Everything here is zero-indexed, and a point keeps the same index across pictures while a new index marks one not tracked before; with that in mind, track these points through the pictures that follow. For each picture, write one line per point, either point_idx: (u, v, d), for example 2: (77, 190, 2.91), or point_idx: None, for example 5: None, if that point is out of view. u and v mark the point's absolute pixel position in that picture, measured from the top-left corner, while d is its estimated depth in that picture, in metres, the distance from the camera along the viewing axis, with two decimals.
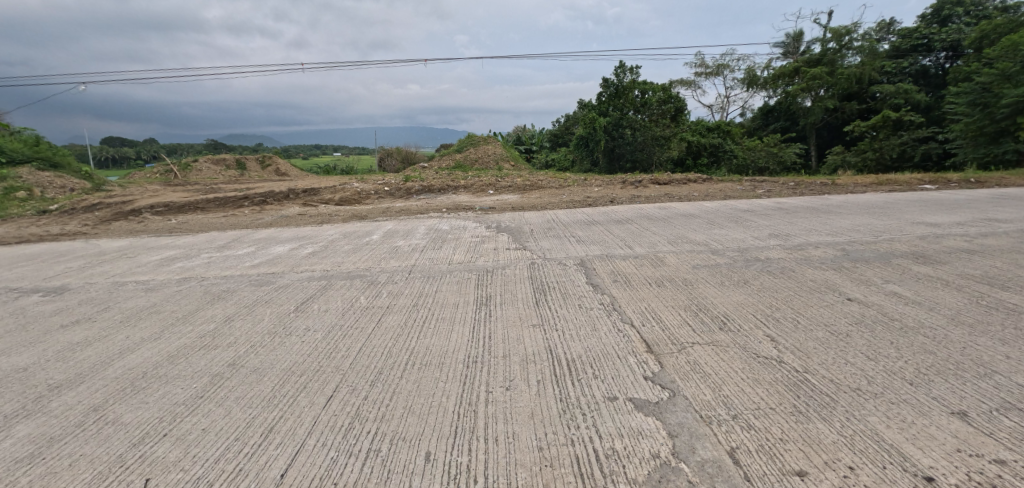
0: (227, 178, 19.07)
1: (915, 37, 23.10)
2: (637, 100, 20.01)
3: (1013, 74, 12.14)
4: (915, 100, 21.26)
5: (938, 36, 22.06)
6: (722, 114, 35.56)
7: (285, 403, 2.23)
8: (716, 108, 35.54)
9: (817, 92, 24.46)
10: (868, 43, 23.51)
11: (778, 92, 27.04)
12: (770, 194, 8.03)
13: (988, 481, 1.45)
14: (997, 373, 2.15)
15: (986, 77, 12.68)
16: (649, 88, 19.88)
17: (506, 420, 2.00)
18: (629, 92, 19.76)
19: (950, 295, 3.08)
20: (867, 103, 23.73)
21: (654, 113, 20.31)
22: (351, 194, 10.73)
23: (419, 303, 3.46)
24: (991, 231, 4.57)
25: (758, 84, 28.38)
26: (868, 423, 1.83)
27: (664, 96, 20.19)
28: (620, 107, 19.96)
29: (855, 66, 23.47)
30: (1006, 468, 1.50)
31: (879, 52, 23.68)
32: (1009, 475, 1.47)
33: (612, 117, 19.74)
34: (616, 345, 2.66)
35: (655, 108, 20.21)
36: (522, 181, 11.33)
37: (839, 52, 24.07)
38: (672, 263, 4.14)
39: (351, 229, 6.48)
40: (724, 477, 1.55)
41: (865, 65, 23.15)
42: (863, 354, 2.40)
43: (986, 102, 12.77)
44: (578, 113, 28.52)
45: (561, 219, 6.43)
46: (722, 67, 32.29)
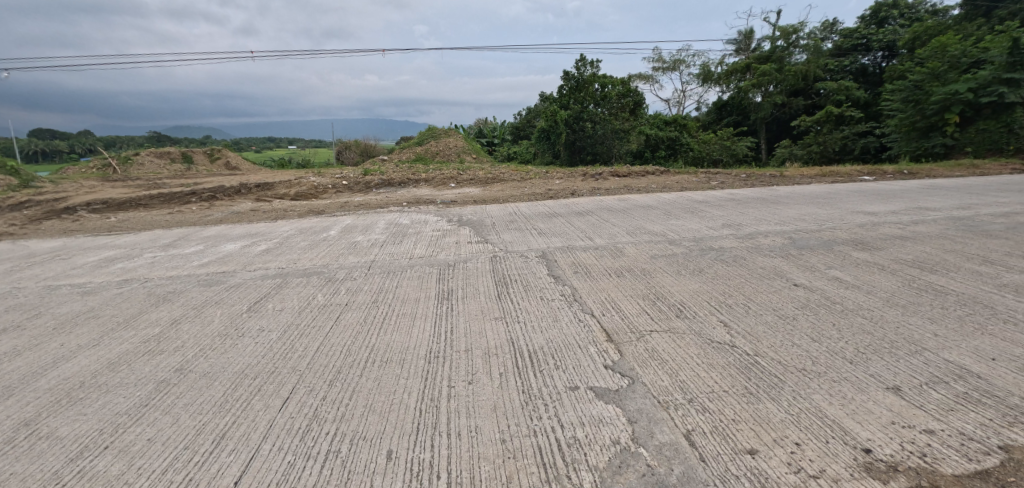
0: (172, 172, 18.02)
1: (856, 37, 24.31)
2: (597, 94, 20.38)
3: (941, 73, 13.25)
4: (856, 96, 22.38)
5: (876, 37, 23.40)
6: (679, 109, 36.73)
7: (238, 407, 2.12)
8: (673, 102, 36.48)
9: (767, 88, 25.65)
10: (813, 42, 24.86)
11: (731, 89, 28.23)
12: (723, 185, 8.36)
13: (919, 450, 1.68)
14: (926, 349, 2.35)
15: (919, 76, 13.76)
16: (610, 82, 20.33)
17: (468, 413, 1.99)
18: (589, 86, 20.19)
19: (886, 279, 3.29)
20: (813, 99, 25.13)
21: (615, 107, 20.53)
22: (308, 188, 10.31)
23: (379, 299, 3.36)
24: (921, 218, 4.91)
25: (712, 80, 29.51)
26: (814, 401, 1.99)
27: (624, 89, 20.48)
28: (581, 100, 20.26)
29: (801, 64, 24.84)
30: (934, 437, 1.74)
31: (822, 51, 25.04)
32: (937, 443, 1.71)
33: (573, 110, 19.99)
34: (577, 335, 2.67)
35: (615, 102, 20.61)
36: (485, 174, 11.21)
37: (786, 50, 25.47)
38: (632, 253, 4.23)
39: (308, 224, 6.25)
40: (680, 460, 1.66)
41: (810, 63, 24.59)
42: (808, 336, 2.53)
43: (918, 99, 13.80)
44: (540, 106, 28.60)
45: (523, 212, 6.44)
46: (679, 63, 33.27)
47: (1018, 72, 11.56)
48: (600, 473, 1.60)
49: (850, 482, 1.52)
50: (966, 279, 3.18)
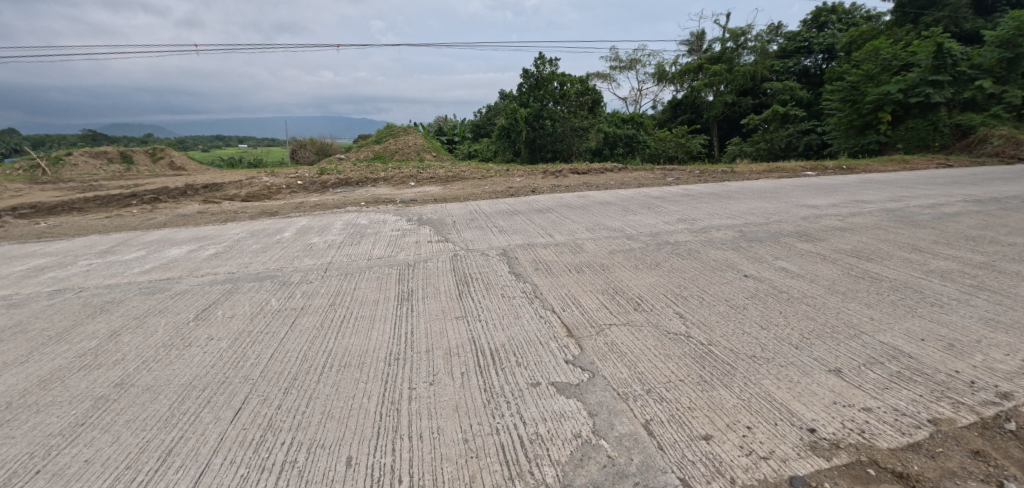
0: (110, 174, 16.79)
1: (799, 39, 25.58)
2: (557, 92, 20.79)
3: (875, 75, 14.36)
4: (799, 96, 23.86)
5: (818, 40, 24.70)
6: (636, 108, 37.74)
7: (186, 421, 2.00)
8: (631, 101, 37.41)
9: (718, 88, 27.02)
10: (760, 44, 26.17)
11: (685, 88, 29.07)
12: (678, 181, 8.66)
13: (857, 427, 1.81)
14: (863, 332, 2.52)
15: (856, 77, 14.83)
16: (569, 80, 20.78)
17: (430, 415, 1.95)
18: (548, 84, 20.49)
19: (827, 268, 3.50)
20: (760, 99, 26.49)
21: (574, 105, 21.10)
22: (260, 189, 9.86)
23: (337, 302, 3.26)
24: (858, 211, 5.26)
25: (667, 79, 30.54)
26: (763, 386, 2.09)
27: (582, 88, 21.08)
28: (541, 98, 20.59)
29: (750, 65, 26.14)
30: (870, 415, 1.88)
31: (769, 53, 26.34)
32: (873, 421, 1.84)
33: (532, 108, 20.08)
34: (538, 331, 2.69)
35: (574, 100, 21.10)
36: (445, 172, 11.17)
37: (736, 51, 26.72)
38: (591, 249, 4.30)
39: (261, 226, 5.99)
40: (640, 449, 1.70)
41: (758, 64, 25.90)
42: (758, 324, 2.66)
43: (855, 99, 14.82)
44: (500, 104, 28.69)
45: (483, 210, 6.43)
46: (636, 62, 34.18)
47: (941, 75, 12.80)
48: (562, 467, 1.62)
49: (797, 461, 1.63)
50: (898, 266, 3.43)
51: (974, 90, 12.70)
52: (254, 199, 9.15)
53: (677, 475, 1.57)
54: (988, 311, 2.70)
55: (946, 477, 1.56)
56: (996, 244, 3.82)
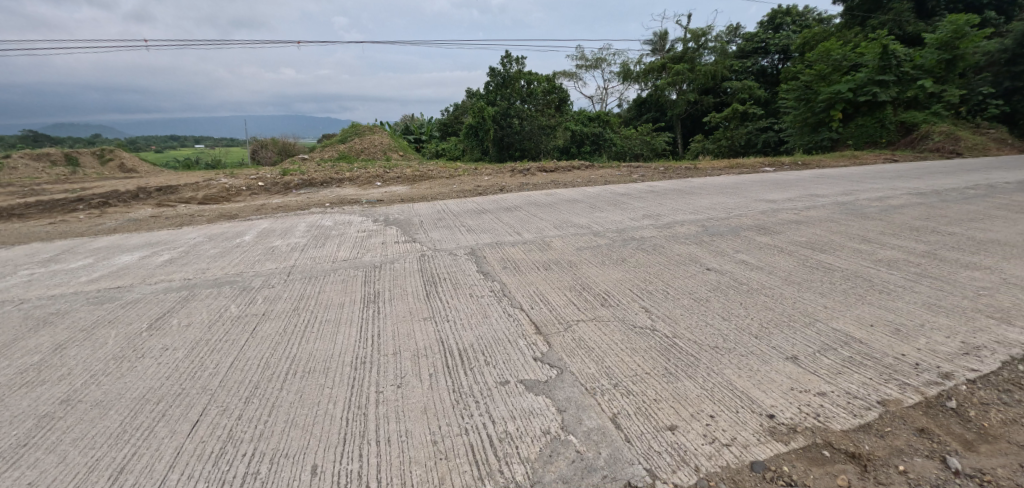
0: (53, 177, 15.76)
1: (756, 40, 26.50)
2: (524, 91, 20.91)
3: (826, 74, 14.94)
4: (757, 95, 24.86)
5: (773, 41, 25.60)
6: (602, 106, 38.37)
7: (139, 436, 1.89)
8: (597, 99, 38.04)
9: (680, 87, 27.85)
10: (719, 44, 27.03)
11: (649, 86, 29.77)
12: (643, 178, 8.85)
13: (813, 412, 1.89)
14: (818, 320, 2.63)
15: (809, 77, 15.42)
16: (535, 79, 20.95)
17: (397, 418, 1.92)
18: (515, 83, 20.64)
19: (784, 259, 3.65)
20: (720, 98, 27.39)
21: (541, 104, 21.29)
22: (219, 191, 9.45)
23: (300, 307, 3.16)
24: (812, 204, 5.50)
25: (632, 78, 31.25)
26: (725, 375, 2.15)
27: (549, 86, 21.25)
28: (508, 97, 20.68)
29: (710, 64, 26.98)
30: (825, 399, 1.97)
31: (728, 53, 27.19)
32: (827, 405, 1.93)
33: (499, 106, 20.10)
34: (507, 329, 2.69)
35: (541, 99, 21.26)
36: (412, 172, 11.06)
37: (697, 52, 27.58)
38: (559, 246, 4.33)
39: (219, 230, 5.76)
40: (607, 443, 1.73)
41: (718, 63, 26.64)
42: (719, 315, 2.74)
43: (809, 97, 15.60)
44: (467, 103, 28.53)
45: (451, 209, 6.40)
46: (601, 61, 34.80)
47: (886, 75, 13.58)
48: (531, 464, 1.62)
49: (757, 446, 1.70)
50: (849, 257, 3.61)
51: (916, 89, 13.56)
52: (212, 202, 8.76)
53: (644, 465, 1.60)
54: (931, 296, 2.88)
55: (894, 455, 1.66)
56: (936, 233, 4.07)
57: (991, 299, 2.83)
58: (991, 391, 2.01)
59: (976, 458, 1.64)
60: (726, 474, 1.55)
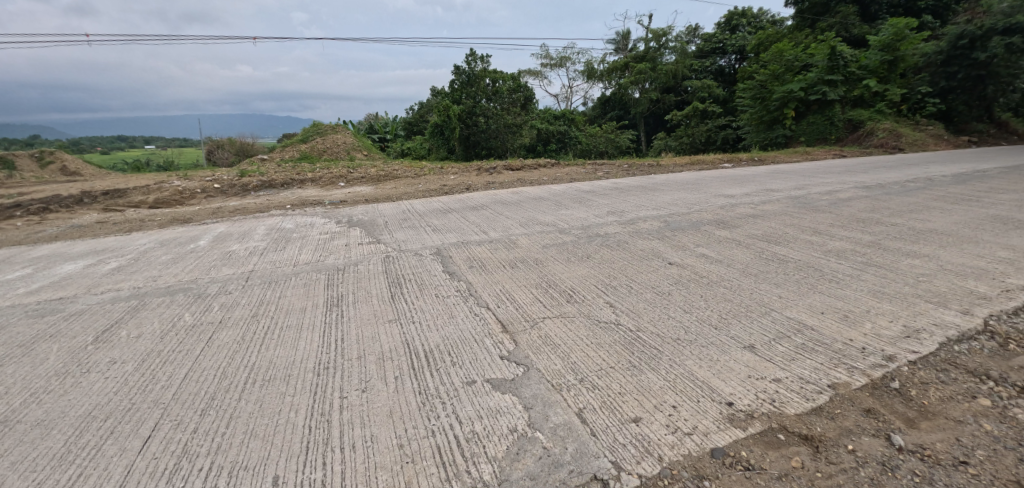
0: None
1: (714, 41, 27.26)
2: (489, 89, 20.57)
3: (780, 74, 15.78)
4: (716, 94, 25.73)
5: (730, 42, 26.47)
6: (568, 104, 39.06)
7: (84, 456, 1.78)
8: (563, 97, 38.34)
9: (643, 85, 28.57)
10: (679, 44, 27.79)
11: (613, 84, 30.81)
12: (608, 175, 9.00)
13: (769, 398, 1.97)
14: (773, 310, 2.75)
15: (763, 77, 16.21)
16: (500, 77, 20.59)
17: (362, 423, 1.89)
18: (480, 81, 20.41)
19: (741, 252, 3.79)
20: (681, 96, 28.20)
21: (506, 102, 20.77)
22: (171, 193, 8.97)
23: (260, 313, 3.05)
24: (767, 198, 5.74)
25: (596, 77, 31.91)
26: (686, 366, 2.22)
27: (514, 85, 20.89)
28: (473, 95, 20.43)
29: (671, 64, 27.77)
30: (780, 385, 2.06)
31: (688, 53, 27.97)
32: (782, 391, 2.02)
33: (465, 105, 19.81)
34: (473, 329, 2.69)
35: (507, 97, 20.80)
36: (376, 172, 10.87)
37: (658, 51, 28.39)
38: (524, 244, 4.35)
39: (171, 235, 5.49)
40: (573, 438, 1.75)
41: (678, 63, 27.45)
42: (681, 308, 2.82)
43: (764, 96, 16.32)
44: (432, 101, 28.11)
45: (417, 209, 6.33)
46: (565, 60, 35.24)
47: (835, 75, 14.39)
48: (498, 463, 1.63)
49: (717, 433, 1.76)
50: (803, 248, 3.78)
51: (862, 88, 14.38)
52: (164, 206, 8.33)
53: (609, 458, 1.64)
54: (876, 284, 3.06)
55: (843, 435, 1.76)
56: (880, 224, 4.32)
57: (929, 284, 3.03)
58: (929, 371, 2.17)
59: (916, 434, 1.77)
60: (688, 463, 1.61)
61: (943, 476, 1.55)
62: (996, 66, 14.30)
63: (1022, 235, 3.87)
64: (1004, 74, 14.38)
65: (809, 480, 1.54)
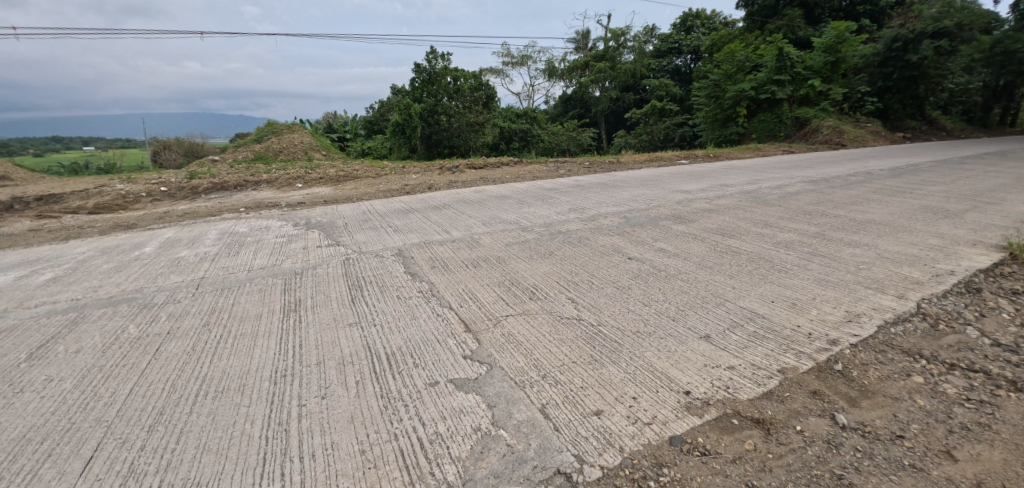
0: None
1: (670, 41, 27.85)
2: (451, 87, 20.36)
3: (732, 74, 16.41)
4: (672, 93, 26.11)
5: (685, 42, 27.20)
6: (530, 102, 38.55)
7: (16, 482, 1.66)
8: (524, 96, 37.90)
9: (603, 85, 29.49)
10: (637, 44, 28.46)
11: (573, 83, 31.45)
12: (569, 173, 9.12)
13: (724, 385, 2.06)
14: (727, 300, 2.87)
15: (717, 76, 16.81)
16: (462, 75, 20.44)
17: (323, 431, 1.85)
18: (441, 79, 20.05)
19: (697, 246, 3.93)
20: (640, 95, 28.96)
21: (468, 101, 20.88)
22: (113, 197, 8.41)
23: (212, 322, 2.93)
24: (721, 194, 5.96)
25: (557, 76, 32.29)
26: (645, 358, 2.29)
27: (475, 83, 21.08)
28: (435, 94, 19.82)
29: (630, 63, 28.40)
30: (734, 372, 2.16)
31: (645, 53, 28.58)
32: (736, 378, 2.12)
33: (426, 103, 19.25)
34: (436, 329, 2.67)
35: (468, 95, 20.88)
36: (336, 172, 10.59)
37: (617, 50, 28.92)
38: (487, 243, 4.36)
39: (112, 243, 5.17)
40: (537, 434, 1.78)
41: (636, 62, 28.20)
42: (640, 301, 2.90)
43: (717, 95, 16.97)
44: (392, 100, 27.60)
45: (378, 209, 6.21)
46: (527, 59, 35.33)
47: (783, 75, 15.07)
48: (462, 463, 1.64)
49: (675, 422, 1.83)
50: (754, 241, 3.96)
51: (807, 88, 15.14)
52: (105, 211, 7.80)
53: (572, 452, 1.68)
54: (820, 273, 3.24)
55: (792, 417, 1.86)
56: (824, 216, 4.58)
57: (868, 271, 3.24)
58: (869, 353, 2.32)
59: (857, 413, 1.90)
60: (648, 452, 1.66)
61: (881, 450, 1.68)
62: (927, 67, 15.41)
63: (948, 223, 4.19)
64: (933, 75, 15.57)
65: (761, 462, 1.63)
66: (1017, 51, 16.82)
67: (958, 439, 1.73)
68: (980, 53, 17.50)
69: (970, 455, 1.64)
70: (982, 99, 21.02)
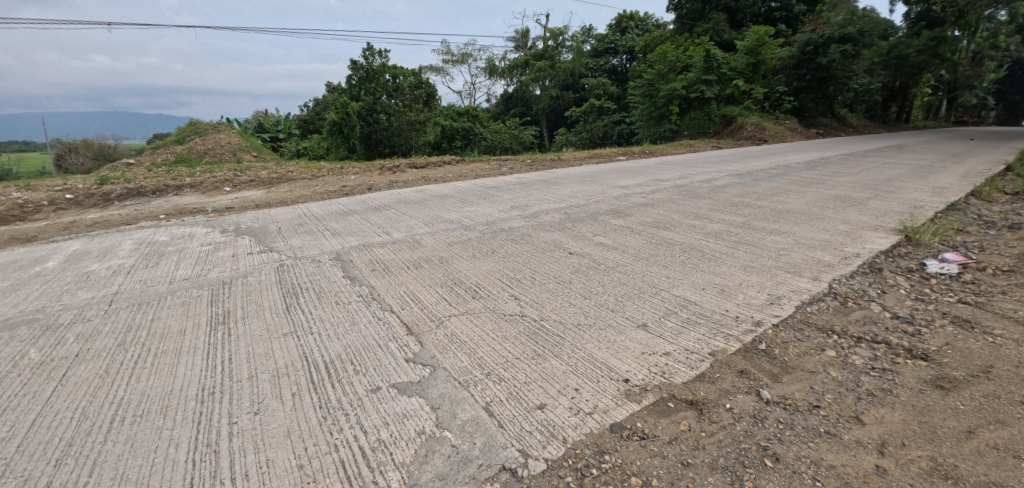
0: None
1: (606, 42, 28.99)
2: (389, 85, 19.79)
3: (664, 74, 17.24)
4: (610, 92, 27.27)
5: (621, 42, 28.36)
6: (471, 101, 38.33)
7: None
8: (466, 94, 37.49)
9: (543, 83, 29.60)
10: (575, 44, 29.17)
11: (514, 82, 31.37)
12: (511, 171, 9.22)
13: (660, 371, 2.19)
14: (663, 289, 3.04)
15: (651, 76, 17.56)
16: (401, 73, 19.90)
17: (257, 448, 1.78)
18: (380, 77, 19.43)
19: (634, 239, 4.11)
20: (580, 93, 29.76)
21: (408, 99, 20.38)
22: (6, 206, 7.47)
23: (128, 340, 2.71)
24: (655, 188, 6.27)
25: (497, 74, 32.36)
26: (586, 350, 2.38)
27: (415, 81, 20.38)
28: (373, 91, 19.43)
29: (569, 62, 28.98)
30: (669, 357, 2.29)
31: (583, 52, 29.41)
32: (670, 363, 2.25)
33: (364, 102, 18.85)
34: (377, 334, 2.64)
35: (408, 93, 20.41)
36: (269, 174, 10.07)
37: (556, 49, 29.40)
38: (429, 243, 4.33)
39: (6, 259, 4.62)
40: (482, 433, 1.80)
41: (575, 61, 28.86)
42: (581, 295, 3.01)
43: (651, 93, 17.77)
44: (328, 98, 26.60)
45: (313, 213, 5.99)
46: (467, 57, 35.14)
47: (710, 75, 16.00)
48: (406, 468, 1.64)
49: (616, 409, 1.92)
50: (687, 232, 4.19)
51: (732, 87, 16.19)
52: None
53: (517, 447, 1.72)
54: (746, 259, 3.49)
55: (723, 396, 2.01)
56: (749, 207, 4.93)
57: (787, 257, 3.54)
58: (788, 331, 2.55)
59: (780, 387, 2.08)
60: (591, 442, 1.74)
61: (801, 420, 1.86)
62: (835, 69, 16.93)
63: (854, 210, 4.65)
64: (840, 76, 17.15)
65: (695, 440, 1.75)
66: (909, 55, 18.91)
67: (865, 404, 1.95)
68: (881, 56, 19.51)
69: (875, 419, 1.85)
70: (882, 98, 23.50)
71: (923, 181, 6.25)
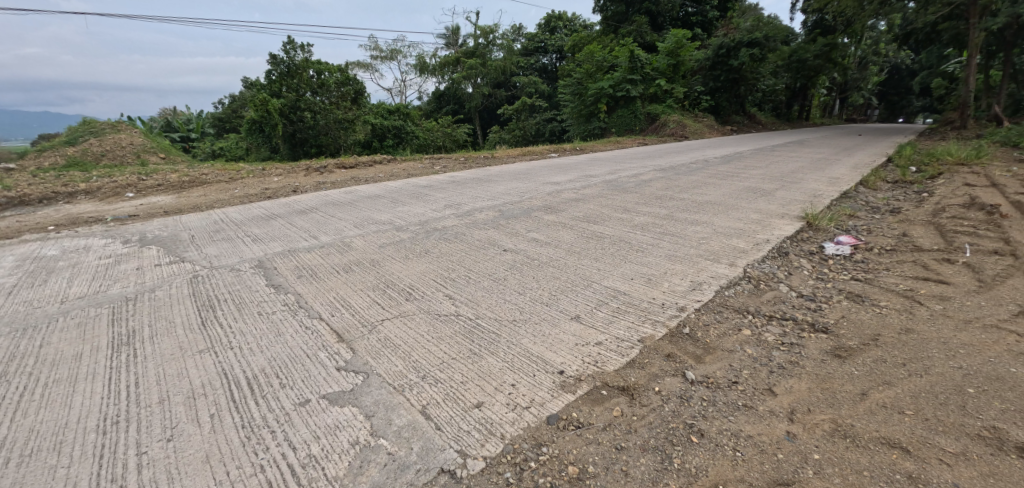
0: None
1: (536, 41, 29.55)
2: (314, 81, 18.76)
3: (592, 73, 17.90)
4: (541, 90, 27.72)
5: (550, 42, 29.09)
6: (403, 98, 37.41)
7: None
8: (397, 91, 36.60)
9: (475, 81, 29.39)
10: (506, 42, 29.34)
11: (446, 79, 30.94)
12: (444, 169, 9.17)
13: (592, 360, 2.31)
14: (595, 282, 3.18)
15: (579, 74, 18.17)
16: (326, 68, 19.00)
17: (172, 476, 1.68)
18: (303, 72, 18.34)
19: (567, 233, 4.25)
20: (511, 91, 30.09)
21: (334, 96, 19.56)
22: None
23: (10, 371, 2.42)
24: (585, 184, 6.50)
25: (428, 71, 31.79)
26: (522, 345, 2.45)
27: (342, 77, 19.63)
28: (296, 88, 18.33)
29: (500, 60, 29.09)
30: (600, 347, 2.42)
31: (514, 51, 29.74)
32: (602, 352, 2.38)
33: (286, 99, 17.83)
34: (305, 343, 2.56)
35: (334, 90, 19.56)
36: (179, 178, 9.28)
37: (487, 47, 29.24)
38: (360, 246, 4.23)
39: None
40: (420, 437, 1.82)
41: (506, 59, 29.03)
42: (517, 291, 3.08)
43: (580, 92, 18.37)
44: (245, 94, 24.86)
45: (232, 218, 5.62)
46: (396, 53, 34.22)
47: (635, 74, 16.74)
48: (340, 481, 1.61)
49: (551, 402, 2.01)
50: (616, 225, 4.40)
51: (655, 87, 17.02)
52: None
53: (455, 448, 1.76)
54: (669, 250, 3.74)
55: (652, 380, 2.16)
56: (673, 200, 5.26)
57: (707, 245, 3.83)
58: (709, 314, 2.78)
59: (703, 367, 2.28)
60: (529, 435, 1.81)
61: (721, 396, 2.05)
62: (745, 72, 18.29)
63: (764, 200, 5.10)
64: (750, 78, 18.64)
65: (628, 424, 1.88)
66: (808, 58, 20.94)
67: (776, 377, 2.19)
68: (785, 60, 21.42)
69: (785, 389, 2.09)
70: (787, 98, 25.84)
71: (820, 172, 6.99)
